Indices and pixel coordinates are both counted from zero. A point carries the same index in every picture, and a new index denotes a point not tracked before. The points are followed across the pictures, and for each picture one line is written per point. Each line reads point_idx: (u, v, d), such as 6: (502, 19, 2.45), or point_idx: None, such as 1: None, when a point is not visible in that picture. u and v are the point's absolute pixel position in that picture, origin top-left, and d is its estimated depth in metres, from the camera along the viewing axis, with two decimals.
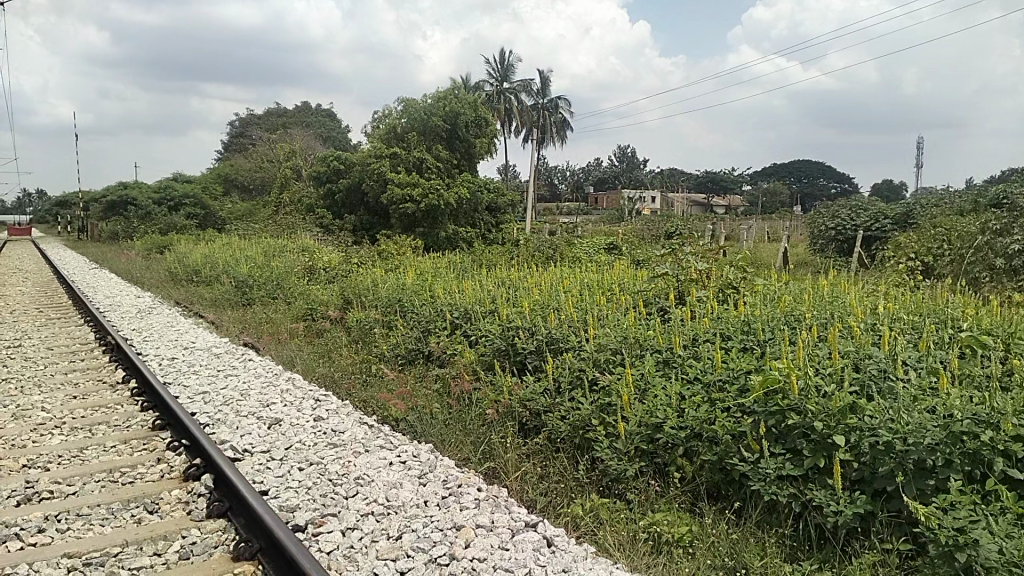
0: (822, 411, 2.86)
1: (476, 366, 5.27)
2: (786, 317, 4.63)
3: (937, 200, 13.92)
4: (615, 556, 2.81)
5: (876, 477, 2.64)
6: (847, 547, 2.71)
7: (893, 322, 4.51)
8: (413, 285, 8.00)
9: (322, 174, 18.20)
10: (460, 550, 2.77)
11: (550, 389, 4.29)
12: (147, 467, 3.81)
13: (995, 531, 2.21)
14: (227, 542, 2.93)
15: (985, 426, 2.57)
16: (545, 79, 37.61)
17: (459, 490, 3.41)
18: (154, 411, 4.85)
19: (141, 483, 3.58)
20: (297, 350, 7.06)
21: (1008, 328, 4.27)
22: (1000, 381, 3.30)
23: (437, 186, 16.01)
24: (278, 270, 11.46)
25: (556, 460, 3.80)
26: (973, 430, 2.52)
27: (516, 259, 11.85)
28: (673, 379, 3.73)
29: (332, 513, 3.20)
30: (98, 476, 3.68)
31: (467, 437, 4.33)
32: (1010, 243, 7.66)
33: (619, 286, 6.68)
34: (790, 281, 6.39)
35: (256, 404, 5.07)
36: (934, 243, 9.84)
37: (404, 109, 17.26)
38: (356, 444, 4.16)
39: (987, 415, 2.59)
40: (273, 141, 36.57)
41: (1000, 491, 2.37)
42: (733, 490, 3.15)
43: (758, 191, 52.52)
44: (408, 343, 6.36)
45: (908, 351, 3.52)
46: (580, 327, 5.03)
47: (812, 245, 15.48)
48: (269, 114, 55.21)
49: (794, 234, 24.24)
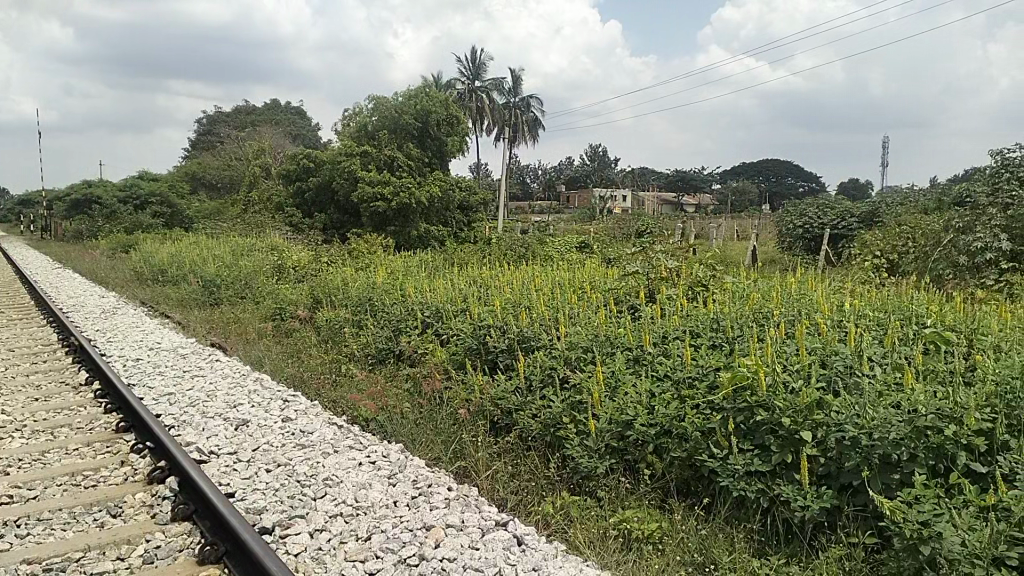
0: (789, 406, 2.87)
1: (447, 365, 5.23)
2: (755, 315, 4.65)
3: (901, 199, 14.14)
4: (585, 554, 2.80)
5: (842, 472, 2.65)
6: (814, 541, 2.72)
7: (858, 319, 4.55)
8: (384, 284, 7.93)
9: (292, 172, 18.02)
10: (430, 550, 2.73)
11: (520, 387, 4.25)
12: (110, 469, 3.71)
13: (958, 523, 2.20)
14: (193, 545, 2.86)
15: (949, 421, 2.57)
16: (516, 78, 37.55)
17: (429, 490, 3.36)
18: (118, 412, 4.74)
19: (105, 486, 3.48)
20: (265, 350, 6.95)
21: (970, 324, 4.33)
22: (963, 376, 3.33)
23: (408, 184, 15.89)
24: (246, 270, 11.28)
25: (526, 459, 3.77)
26: (937, 424, 2.51)
27: (487, 258, 11.81)
28: (643, 376, 3.73)
29: (300, 514, 3.14)
30: (60, 480, 3.58)
31: (438, 436, 4.29)
32: (972, 241, 7.76)
33: (590, 285, 6.67)
34: (758, 279, 6.42)
35: (223, 405, 4.98)
36: (899, 241, 9.98)
37: (375, 107, 17.16)
38: (325, 444, 4.09)
39: (950, 409, 2.59)
40: (241, 140, 36.10)
41: (963, 484, 2.38)
42: (703, 486, 3.15)
43: (727, 191, 52.97)
44: (378, 342, 6.29)
45: (873, 348, 3.55)
46: (551, 325, 5.01)
47: (781, 244, 15.60)
48: (238, 112, 54.55)
49: (763, 233, 24.41)
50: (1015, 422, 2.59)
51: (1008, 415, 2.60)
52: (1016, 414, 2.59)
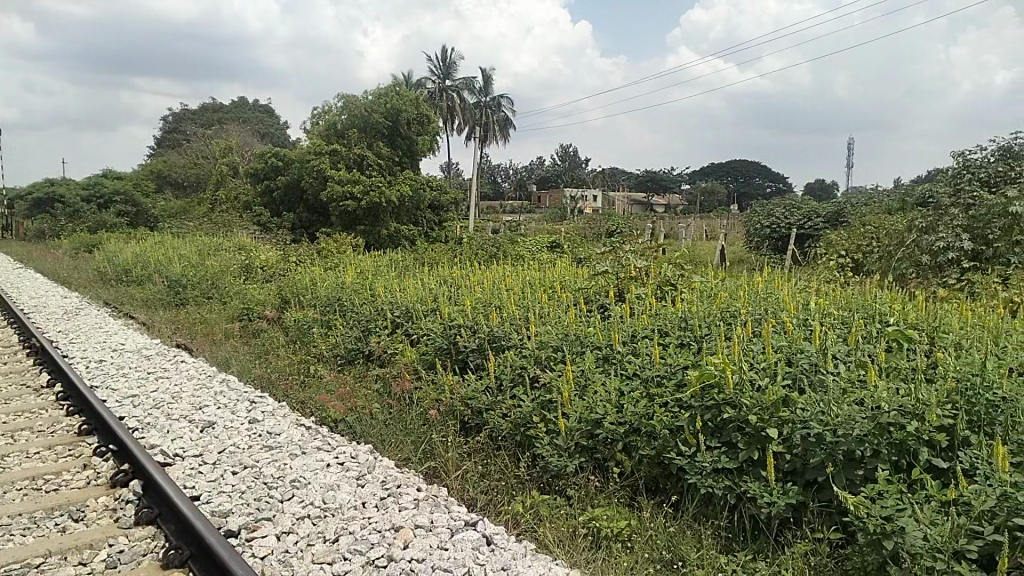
0: (756, 404, 2.89)
1: (417, 365, 5.19)
2: (722, 313, 4.68)
3: (865, 200, 14.35)
4: (555, 553, 2.79)
5: (807, 469, 2.67)
6: (780, 537, 2.74)
7: (824, 317, 4.60)
8: (353, 284, 7.87)
9: (261, 170, 17.82)
10: (399, 551, 2.70)
11: (490, 387, 4.24)
12: (72, 473, 3.62)
13: (920, 518, 2.20)
14: (158, 549, 2.80)
15: (911, 417, 2.59)
16: (488, 77, 37.50)
17: (398, 491, 3.33)
18: (81, 415, 4.64)
19: (66, 490, 3.40)
20: (232, 351, 6.84)
21: (932, 323, 4.40)
22: (925, 373, 3.38)
23: (378, 183, 15.78)
24: (212, 270, 11.12)
25: (496, 458, 3.76)
26: (900, 421, 2.53)
27: (457, 257, 11.77)
28: (612, 375, 3.73)
29: (266, 517, 3.09)
30: (20, 484, 3.49)
31: (407, 436, 4.25)
32: (935, 241, 7.89)
33: (561, 285, 6.67)
34: (726, 278, 6.46)
35: (188, 406, 4.90)
36: (864, 241, 10.12)
37: (344, 105, 17.03)
38: (292, 446, 4.04)
39: (912, 406, 2.62)
40: (208, 138, 35.58)
41: (925, 479, 2.40)
42: (671, 484, 3.16)
43: (697, 191, 53.40)
44: (347, 342, 6.23)
45: (838, 346, 3.59)
46: (521, 325, 5.00)
47: (748, 244, 15.75)
48: (205, 110, 53.78)
49: (731, 233, 24.64)
50: (975, 418, 2.61)
51: (968, 411, 2.63)
52: (976, 410, 2.62)
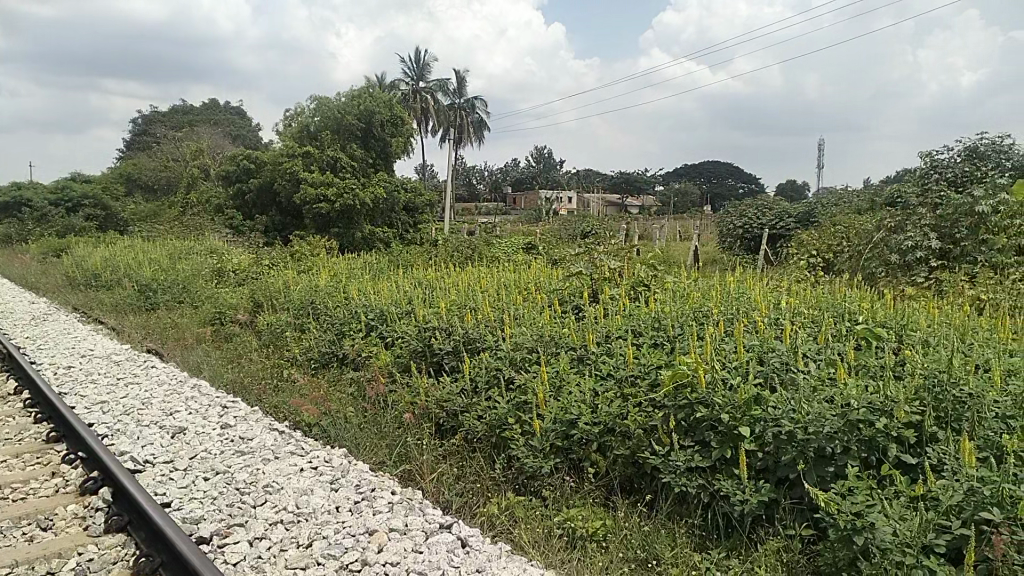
0: (728, 403, 2.91)
1: (391, 368, 5.17)
2: (695, 313, 4.72)
3: (836, 201, 14.53)
4: (529, 554, 2.80)
5: (779, 466, 2.69)
6: (752, 534, 2.76)
7: (795, 316, 4.65)
8: (327, 287, 7.83)
9: (233, 173, 17.64)
10: (372, 556, 2.69)
11: (465, 389, 4.23)
12: (40, 481, 3.56)
13: (889, 513, 2.19)
14: (128, 557, 2.76)
15: (880, 414, 2.61)
16: (462, 78, 37.43)
17: (372, 495, 3.32)
18: (49, 422, 4.56)
19: (34, 499, 3.34)
20: (204, 355, 6.77)
21: (900, 321, 4.46)
22: (893, 371, 3.42)
23: (352, 185, 15.69)
24: (183, 274, 10.99)
25: (471, 460, 3.75)
26: (869, 418, 2.55)
27: (432, 260, 11.73)
28: (587, 376, 3.74)
29: (238, 523, 3.06)
30: None
31: (382, 440, 4.23)
32: (903, 240, 8.00)
33: (536, 286, 6.67)
34: (698, 278, 6.51)
35: (159, 413, 4.84)
36: (834, 241, 10.25)
37: (317, 107, 16.92)
38: (265, 451, 4.00)
39: (881, 403, 2.63)
40: (179, 141, 35.16)
41: (893, 475, 2.43)
42: (645, 483, 3.18)
43: (671, 192, 53.76)
44: (321, 345, 6.18)
45: (809, 344, 3.62)
46: (496, 326, 5.00)
47: (721, 244, 15.88)
48: (176, 113, 53.14)
49: (705, 234, 24.80)
50: (943, 414, 2.64)
51: (936, 407, 2.65)
52: (943, 406, 2.64)
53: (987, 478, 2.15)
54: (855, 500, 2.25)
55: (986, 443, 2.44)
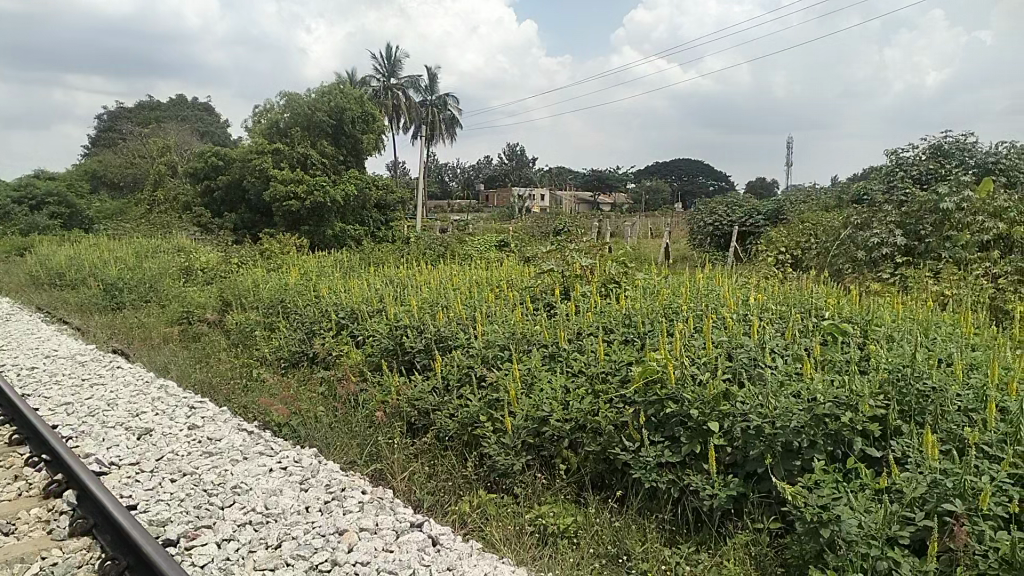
0: (697, 398, 2.92)
1: (362, 367, 5.13)
2: (665, 309, 4.75)
3: (804, 198, 14.70)
4: (500, 552, 2.81)
5: (747, 460, 2.72)
6: (722, 528, 2.79)
7: (763, 312, 4.69)
8: (297, 285, 7.76)
9: (201, 170, 17.41)
10: (343, 556, 2.68)
11: (437, 387, 4.21)
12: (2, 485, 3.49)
13: (855, 506, 2.21)
14: (93, 560, 2.72)
15: (845, 408, 2.63)
16: (434, 75, 37.27)
17: (342, 494, 3.30)
18: (11, 424, 4.47)
19: None
20: (171, 355, 6.67)
21: (865, 316, 4.53)
22: (859, 365, 3.46)
23: (323, 183, 15.56)
24: (150, 273, 10.81)
25: (443, 458, 3.74)
26: (835, 412, 2.57)
27: (404, 257, 11.67)
28: (559, 373, 3.75)
29: (206, 525, 3.02)
30: None
31: (353, 438, 4.20)
32: (869, 237, 8.12)
33: (507, 283, 6.66)
34: (668, 275, 6.55)
35: (124, 414, 4.76)
36: (803, 238, 10.38)
37: (287, 104, 16.76)
38: (233, 451, 3.96)
39: (847, 397, 2.66)
40: (145, 137, 34.59)
41: (859, 468, 2.45)
42: (616, 479, 3.19)
43: (642, 189, 54.04)
44: (291, 344, 6.13)
45: (777, 340, 3.66)
46: (468, 324, 4.98)
47: (692, 241, 16.00)
48: (142, 108, 52.27)
49: (675, 232, 24.97)
50: (907, 408, 2.67)
51: (900, 401, 2.68)
52: (907, 400, 2.67)
53: (949, 470, 2.18)
54: (821, 493, 2.28)
55: (950, 436, 2.47)
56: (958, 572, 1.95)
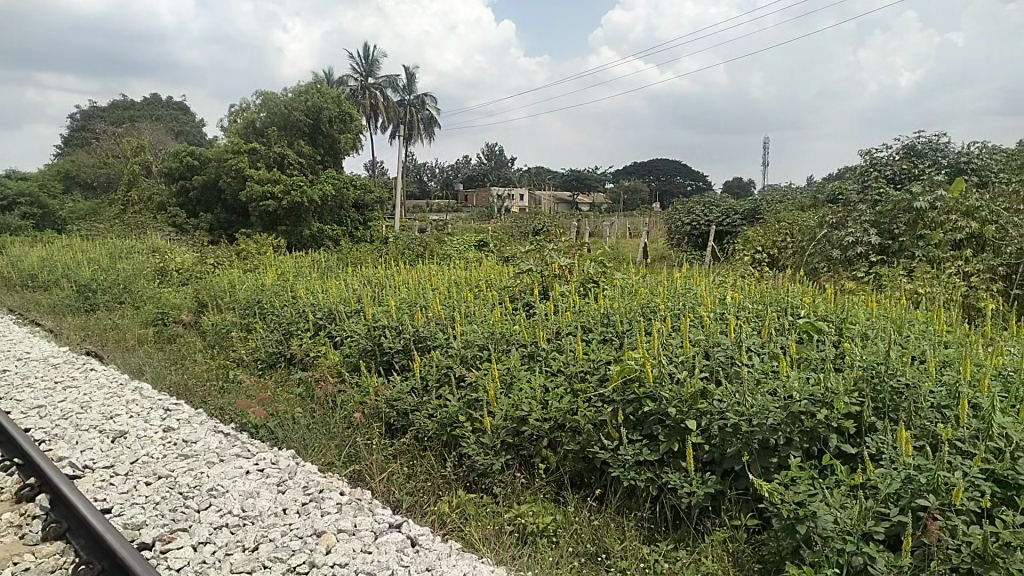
0: (675, 397, 2.94)
1: (340, 368, 5.10)
2: (642, 309, 4.76)
3: (780, 197, 14.82)
4: (480, 552, 2.81)
5: (725, 458, 2.73)
6: (700, 525, 2.81)
7: (739, 310, 4.72)
8: (273, 286, 7.69)
9: (176, 169, 17.22)
10: (321, 558, 2.66)
11: (416, 388, 4.20)
12: None
13: (830, 502, 2.24)
14: (66, 565, 2.67)
15: (821, 405, 2.65)
16: (412, 74, 37.15)
17: (320, 496, 3.28)
18: None
19: None
20: (146, 357, 6.58)
21: (840, 315, 4.58)
22: (833, 363, 3.50)
23: (300, 182, 15.45)
24: (124, 274, 10.66)
25: (422, 459, 3.72)
26: (810, 409, 2.59)
27: (382, 257, 11.62)
28: (538, 372, 3.75)
29: (182, 528, 2.99)
30: None
31: (331, 440, 4.17)
32: (844, 236, 8.20)
33: (486, 283, 6.65)
34: (647, 275, 6.57)
35: (98, 416, 4.69)
36: (779, 237, 10.46)
37: (263, 103, 16.63)
38: (209, 453, 3.92)
39: (822, 394, 2.68)
40: (119, 137, 34.14)
41: (834, 464, 2.48)
42: (595, 478, 3.20)
43: (621, 188, 54.25)
44: (268, 345, 6.07)
45: (753, 338, 3.68)
46: (447, 324, 4.97)
47: (670, 240, 16.07)
48: (115, 108, 51.60)
49: (653, 232, 25.10)
50: (880, 405, 2.70)
51: (874, 398, 2.71)
52: (881, 397, 2.70)
53: (923, 465, 2.20)
54: (797, 490, 2.29)
55: (923, 432, 2.50)
56: (932, 566, 1.97)
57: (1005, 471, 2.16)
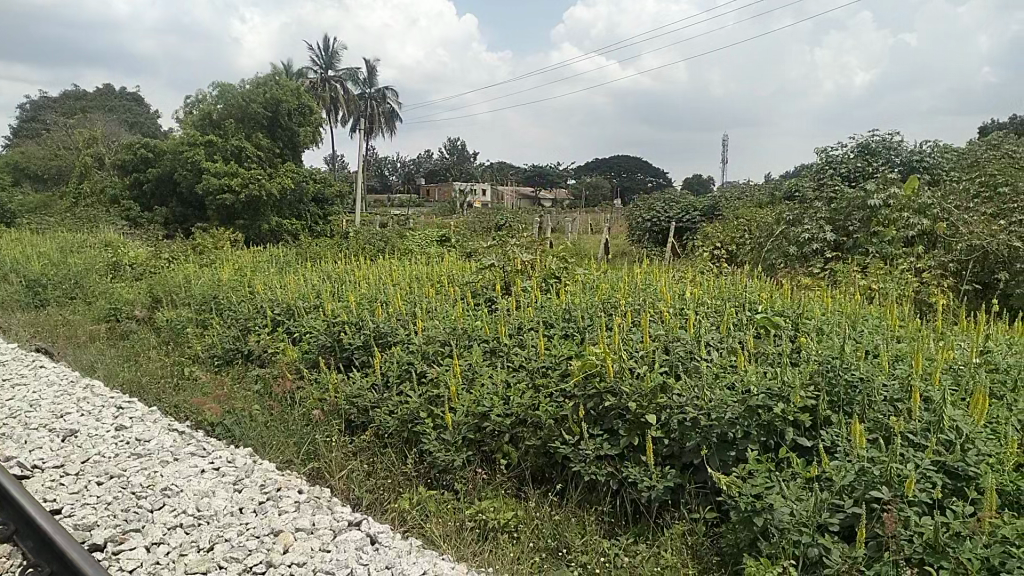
0: (635, 392, 2.94)
1: (299, 365, 5.01)
2: (603, 304, 4.76)
3: (739, 194, 15.00)
4: (441, 548, 2.78)
5: (684, 451, 2.74)
6: (660, 519, 2.82)
7: (699, 306, 4.75)
8: (230, 281, 7.54)
9: (129, 161, 16.80)
10: (278, 557, 2.61)
11: (377, 384, 4.13)
12: None
13: (787, 494, 2.25)
14: (12, 569, 2.57)
15: (778, 399, 2.67)
16: (373, 68, 36.77)
17: (278, 494, 3.21)
18: None
19: None
20: (98, 354, 6.40)
21: (797, 310, 4.63)
22: (790, 357, 3.53)
23: (258, 176, 15.18)
24: (75, 269, 10.36)
25: (383, 456, 3.67)
26: (767, 403, 2.61)
27: (343, 252, 11.48)
28: (500, 368, 3.72)
29: (135, 528, 2.90)
30: None
31: (289, 437, 4.09)
32: (801, 232, 8.29)
33: (448, 278, 6.60)
34: (608, 270, 6.59)
35: (48, 415, 4.55)
36: (737, 234, 10.59)
37: (220, 95, 16.32)
38: (163, 452, 3.82)
39: (779, 388, 2.70)
40: (70, 128, 33.21)
41: (791, 457, 2.49)
42: (556, 472, 3.19)
43: (582, 184, 54.45)
44: (225, 342, 5.95)
45: (712, 333, 3.70)
46: (408, 319, 4.91)
47: (630, 236, 16.18)
48: (66, 98, 50.18)
49: (613, 228, 25.25)
50: (835, 398, 2.73)
51: (829, 392, 2.74)
52: (836, 390, 2.73)
53: (877, 458, 2.23)
54: (754, 483, 2.30)
55: (876, 425, 2.53)
56: (886, 557, 2.00)
57: (955, 463, 2.19)
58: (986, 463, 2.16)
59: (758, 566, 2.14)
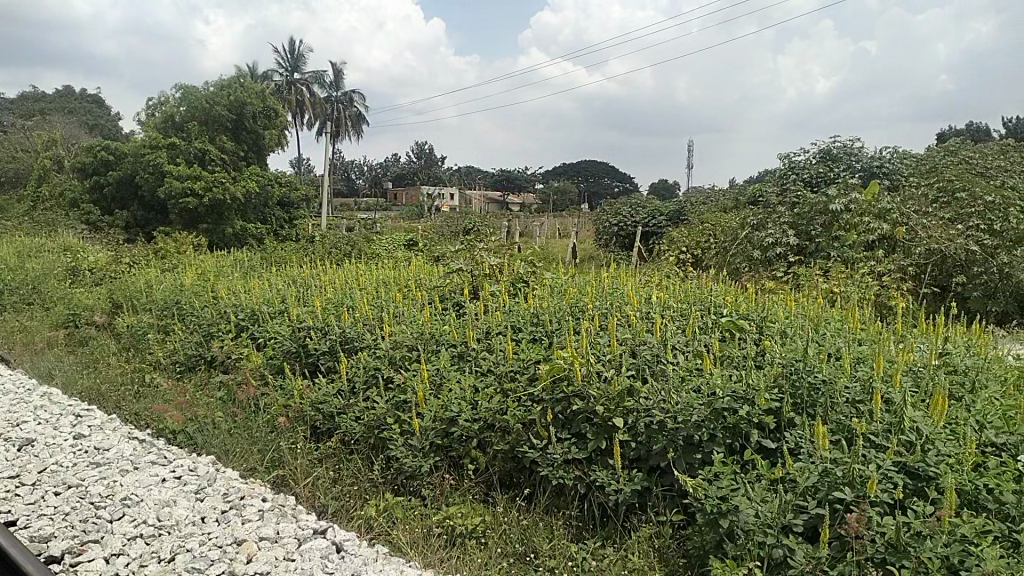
0: (602, 395, 2.93)
1: (263, 370, 4.92)
2: (571, 308, 4.76)
3: (704, 198, 15.14)
4: (408, 555, 2.74)
5: (651, 454, 2.73)
6: (626, 522, 2.81)
7: (664, 309, 4.77)
8: (193, 286, 7.41)
9: (89, 164, 16.45)
10: (240, 567, 2.55)
11: (343, 390, 4.07)
12: None
13: (752, 496, 2.26)
14: None
15: (743, 401, 2.68)
16: (339, 71, 36.52)
17: (241, 503, 3.15)
18: None
19: None
20: (55, 361, 6.23)
21: (762, 313, 4.67)
22: (754, 360, 3.55)
23: (222, 179, 14.95)
24: (31, 274, 10.09)
25: (349, 462, 3.61)
26: (732, 406, 2.61)
27: (308, 257, 11.34)
28: (467, 373, 3.69)
29: (93, 539, 2.82)
30: None
31: (253, 445, 4.01)
32: (765, 237, 8.34)
33: (415, 283, 6.55)
34: (575, 274, 6.59)
35: (3, 424, 4.41)
36: (703, 238, 10.68)
37: (183, 97, 16.06)
38: (123, 461, 3.72)
39: (744, 391, 2.70)
40: (28, 131, 32.46)
41: (755, 459, 2.50)
42: (524, 477, 3.17)
43: (550, 189, 54.61)
44: (187, 348, 5.82)
45: (678, 336, 3.70)
46: (374, 324, 4.86)
47: (598, 240, 16.23)
48: (24, 100, 49.05)
49: (581, 232, 25.36)
50: (799, 400, 2.74)
51: (793, 394, 2.75)
52: (799, 393, 2.74)
53: (839, 459, 2.25)
54: (720, 485, 2.31)
55: (838, 427, 2.55)
56: (849, 557, 2.01)
57: (915, 463, 2.22)
58: (945, 463, 2.18)
59: (724, 567, 2.14)
